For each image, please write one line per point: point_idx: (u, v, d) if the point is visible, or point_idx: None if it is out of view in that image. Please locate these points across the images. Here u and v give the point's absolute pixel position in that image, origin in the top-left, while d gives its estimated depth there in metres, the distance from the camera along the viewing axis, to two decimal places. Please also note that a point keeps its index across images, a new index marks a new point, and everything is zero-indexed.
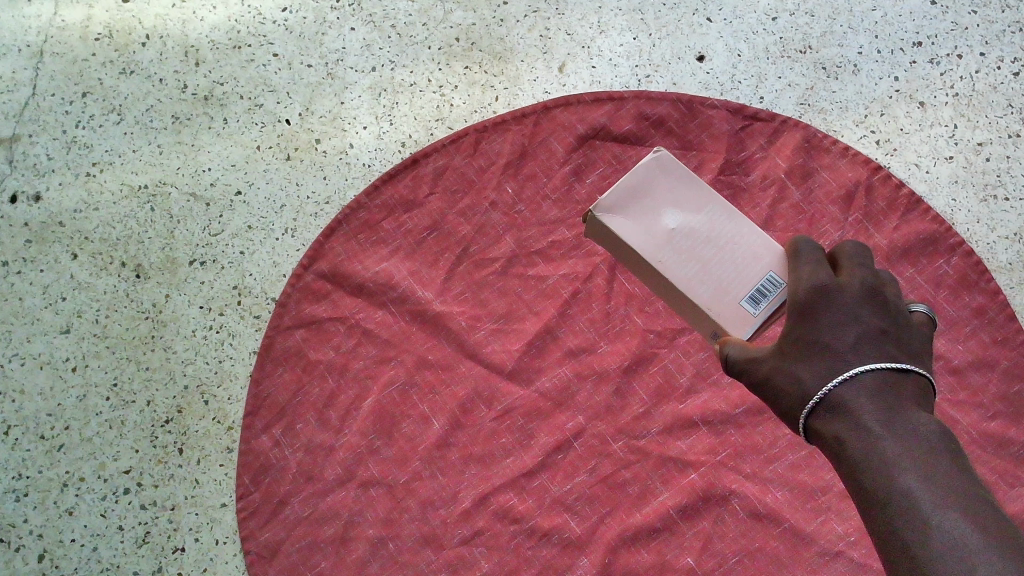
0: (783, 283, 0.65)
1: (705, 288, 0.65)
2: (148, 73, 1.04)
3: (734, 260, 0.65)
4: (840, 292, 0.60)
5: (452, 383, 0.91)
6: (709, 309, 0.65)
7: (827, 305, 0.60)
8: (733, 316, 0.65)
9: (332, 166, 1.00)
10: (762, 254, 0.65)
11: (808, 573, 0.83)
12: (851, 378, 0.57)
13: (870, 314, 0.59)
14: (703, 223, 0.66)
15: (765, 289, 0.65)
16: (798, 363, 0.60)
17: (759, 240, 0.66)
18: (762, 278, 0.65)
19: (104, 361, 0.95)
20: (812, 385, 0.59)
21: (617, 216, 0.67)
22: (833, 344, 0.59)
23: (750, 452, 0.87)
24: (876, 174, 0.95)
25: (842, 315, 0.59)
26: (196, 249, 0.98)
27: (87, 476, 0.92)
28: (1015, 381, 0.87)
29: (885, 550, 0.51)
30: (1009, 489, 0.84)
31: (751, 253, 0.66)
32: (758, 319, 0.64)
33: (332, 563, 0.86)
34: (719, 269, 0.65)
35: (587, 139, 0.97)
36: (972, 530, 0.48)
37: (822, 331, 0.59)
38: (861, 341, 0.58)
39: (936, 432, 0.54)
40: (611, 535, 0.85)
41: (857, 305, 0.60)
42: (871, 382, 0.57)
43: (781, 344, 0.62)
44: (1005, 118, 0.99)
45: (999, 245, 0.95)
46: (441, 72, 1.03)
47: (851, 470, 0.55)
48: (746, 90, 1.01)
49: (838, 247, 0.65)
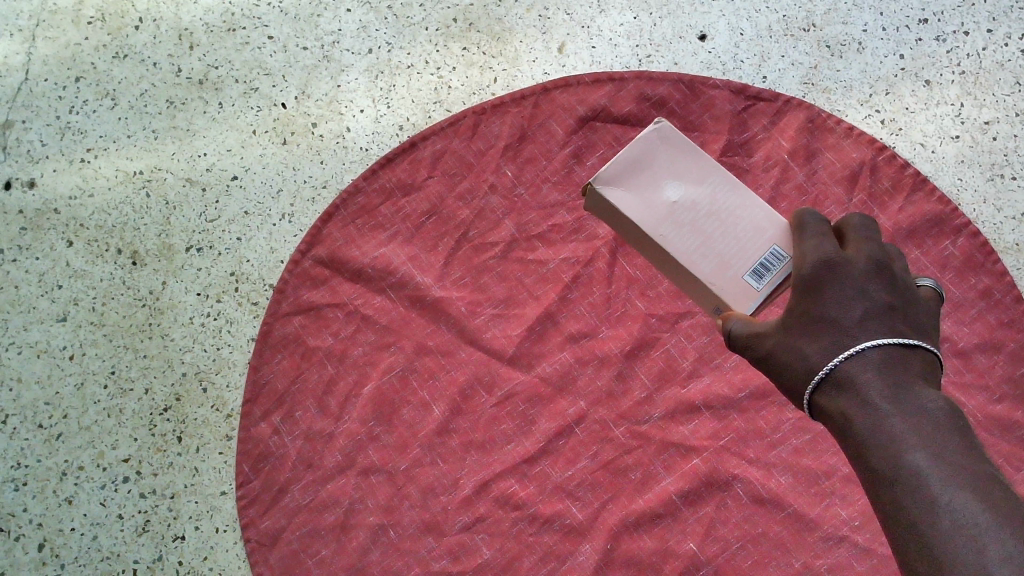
0: (787, 256, 0.64)
1: (707, 262, 0.64)
2: (141, 57, 1.02)
3: (737, 234, 0.64)
4: (847, 266, 0.59)
5: (452, 368, 0.90)
6: (711, 284, 0.64)
7: (833, 279, 0.58)
8: (735, 290, 0.64)
9: (329, 150, 0.99)
10: (766, 227, 0.64)
11: (812, 558, 0.82)
12: (858, 353, 0.56)
13: (877, 288, 0.58)
14: (706, 195, 0.65)
15: (769, 263, 0.64)
16: (803, 339, 0.59)
17: (762, 213, 0.65)
18: (766, 251, 0.64)
19: (102, 349, 0.94)
20: (818, 359, 0.57)
21: (618, 188, 0.65)
22: (840, 318, 0.57)
23: (753, 436, 0.86)
24: (881, 154, 0.93)
25: (849, 289, 0.58)
26: (193, 235, 0.97)
27: (86, 465, 0.91)
28: (1021, 363, 0.86)
29: (891, 529, 0.51)
30: (1015, 472, 0.83)
31: (754, 226, 0.64)
32: (762, 293, 0.64)
33: (333, 550, 0.86)
34: (721, 243, 0.64)
35: (588, 121, 0.95)
36: (981, 510, 0.47)
37: (827, 305, 0.58)
38: (868, 316, 0.57)
39: (944, 408, 0.53)
40: (613, 521, 0.85)
41: (864, 278, 0.58)
42: (878, 356, 0.55)
43: (786, 317, 0.61)
44: (1012, 96, 0.97)
45: (1005, 225, 0.94)
46: (439, 54, 1.02)
47: (857, 448, 0.54)
48: (749, 70, 0.99)
49: (843, 219, 0.64)
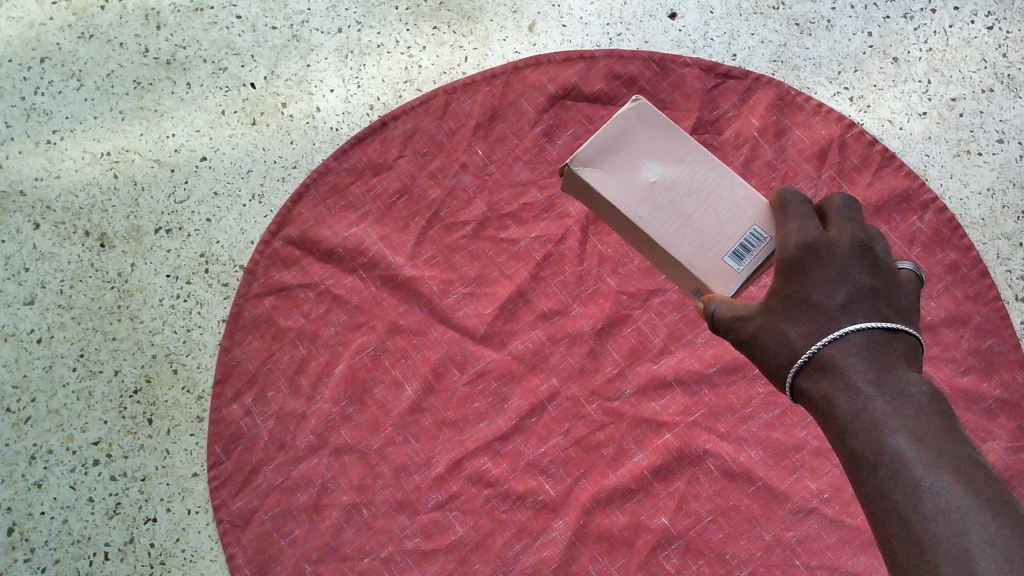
0: (768, 236, 0.64)
1: (687, 244, 0.64)
2: (107, 37, 1.01)
3: (717, 214, 0.64)
4: (832, 248, 0.59)
5: (424, 348, 0.90)
6: (691, 266, 0.64)
7: (817, 261, 0.58)
8: (716, 272, 0.64)
9: (299, 130, 0.98)
10: (746, 208, 0.64)
11: (781, 531, 0.83)
12: (841, 337, 0.56)
13: (861, 272, 0.58)
14: (685, 175, 0.65)
15: (750, 244, 0.64)
16: (787, 322, 0.59)
17: (742, 192, 0.65)
18: (746, 232, 0.64)
19: (70, 332, 0.93)
20: (801, 343, 0.58)
21: (595, 170, 0.65)
22: (822, 302, 0.58)
23: (723, 411, 0.87)
24: (850, 131, 0.94)
25: (831, 273, 0.58)
26: (162, 216, 0.96)
27: (55, 448, 0.90)
28: (987, 336, 0.88)
29: (873, 512, 0.51)
30: (981, 443, 0.85)
31: (733, 205, 0.64)
32: (742, 275, 0.64)
33: (306, 530, 0.86)
34: (701, 223, 0.64)
35: (559, 100, 0.95)
36: (963, 493, 0.48)
37: (810, 288, 0.58)
38: (851, 300, 0.57)
39: (926, 391, 0.54)
40: (586, 497, 0.85)
41: (848, 262, 0.58)
42: (861, 340, 0.56)
43: (769, 300, 0.61)
44: (978, 73, 0.98)
45: (972, 201, 0.94)
46: (409, 33, 1.01)
47: (839, 431, 0.55)
48: (719, 48, 0.99)
49: (825, 199, 0.64)
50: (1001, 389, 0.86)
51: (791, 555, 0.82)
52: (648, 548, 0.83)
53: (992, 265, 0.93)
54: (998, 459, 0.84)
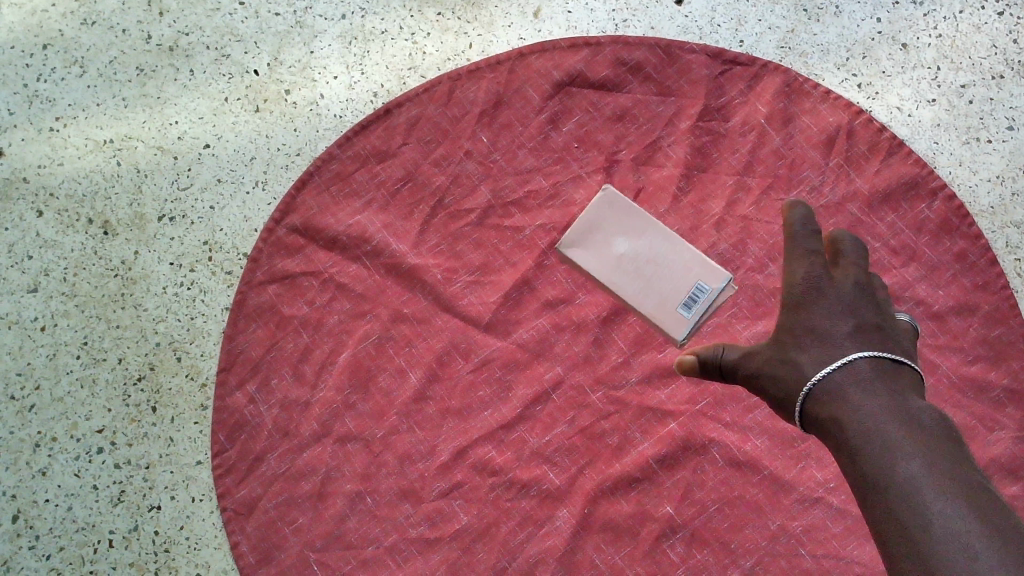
0: (714, 288, 0.77)
1: (649, 300, 0.78)
2: (110, 24, 1.01)
3: (672, 275, 0.78)
4: (836, 284, 0.61)
5: (428, 336, 0.89)
6: (655, 319, 0.78)
7: (823, 297, 0.61)
8: (674, 322, 0.77)
9: (302, 117, 0.98)
10: (694, 267, 0.78)
11: (787, 520, 0.83)
12: (847, 363, 0.57)
13: (865, 309, 0.61)
14: (648, 245, 0.79)
15: (697, 295, 0.77)
16: (795, 350, 0.60)
17: (692, 254, 0.78)
18: (695, 286, 0.77)
19: (74, 320, 0.93)
20: (809, 369, 0.59)
21: (577, 250, 0.80)
22: (829, 330, 0.59)
23: (730, 400, 0.86)
24: (858, 118, 0.93)
25: (837, 306, 0.60)
26: (165, 204, 0.96)
27: (60, 436, 0.90)
28: (995, 325, 0.87)
29: (879, 533, 0.50)
30: (988, 433, 0.85)
31: (682, 266, 0.78)
32: (692, 320, 0.77)
33: (310, 518, 0.85)
34: (659, 283, 0.78)
35: (564, 86, 0.95)
36: (970, 515, 0.47)
37: (817, 317, 0.60)
38: (856, 331, 0.59)
39: (935, 418, 0.53)
40: (590, 486, 0.85)
41: (853, 298, 0.61)
42: (867, 366, 0.57)
43: (776, 334, 0.63)
44: (988, 59, 0.97)
45: (981, 188, 0.94)
46: (413, 19, 1.00)
47: (847, 453, 0.54)
48: (726, 34, 0.98)
49: (834, 237, 0.66)
50: (1009, 378, 0.86)
51: (796, 544, 0.82)
52: (653, 537, 0.83)
53: (1001, 254, 0.92)
54: (1005, 449, 0.84)
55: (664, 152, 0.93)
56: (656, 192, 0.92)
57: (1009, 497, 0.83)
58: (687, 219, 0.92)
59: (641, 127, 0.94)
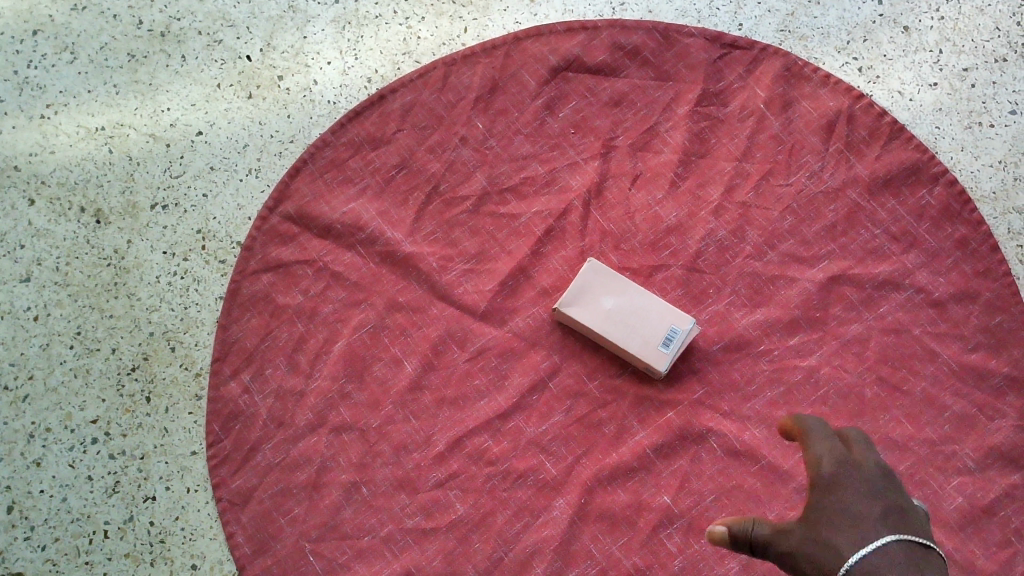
0: (687, 326, 0.83)
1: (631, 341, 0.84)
2: (101, 9, 0.99)
3: (649, 318, 0.84)
4: (859, 467, 0.71)
5: (423, 325, 0.89)
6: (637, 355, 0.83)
7: (848, 475, 0.71)
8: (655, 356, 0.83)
9: (296, 103, 0.96)
10: (668, 313, 0.84)
11: (785, 509, 0.83)
12: (879, 548, 0.66)
13: (887, 490, 0.70)
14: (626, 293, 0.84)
15: (673, 335, 0.83)
16: (835, 537, 0.67)
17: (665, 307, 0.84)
18: (670, 328, 0.83)
19: (67, 310, 0.92)
20: (845, 548, 0.67)
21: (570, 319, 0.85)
22: (862, 511, 0.69)
23: (728, 389, 0.86)
24: (858, 103, 0.92)
25: (866, 488, 0.70)
26: (158, 192, 0.95)
27: (53, 427, 0.90)
28: (996, 312, 0.86)
29: None
30: (988, 422, 0.84)
31: (657, 317, 0.84)
32: (671, 356, 0.83)
33: (306, 508, 0.85)
34: (639, 326, 0.84)
35: (560, 71, 0.94)
36: None
37: (851, 501, 0.69)
38: (885, 514, 0.68)
39: None
40: (588, 476, 0.84)
41: (879, 484, 0.70)
42: (898, 553, 0.65)
43: (810, 527, 0.69)
44: (991, 42, 0.96)
45: (983, 174, 0.92)
46: (408, 3, 0.99)
47: None
48: (725, 17, 0.97)
49: (846, 436, 0.78)
50: (1010, 365, 0.85)
51: None
52: (650, 527, 0.83)
53: (1003, 240, 0.91)
54: (1006, 437, 0.84)
55: (662, 137, 0.92)
56: (654, 178, 0.91)
57: (1008, 485, 0.83)
58: (685, 205, 0.90)
59: (638, 112, 0.93)
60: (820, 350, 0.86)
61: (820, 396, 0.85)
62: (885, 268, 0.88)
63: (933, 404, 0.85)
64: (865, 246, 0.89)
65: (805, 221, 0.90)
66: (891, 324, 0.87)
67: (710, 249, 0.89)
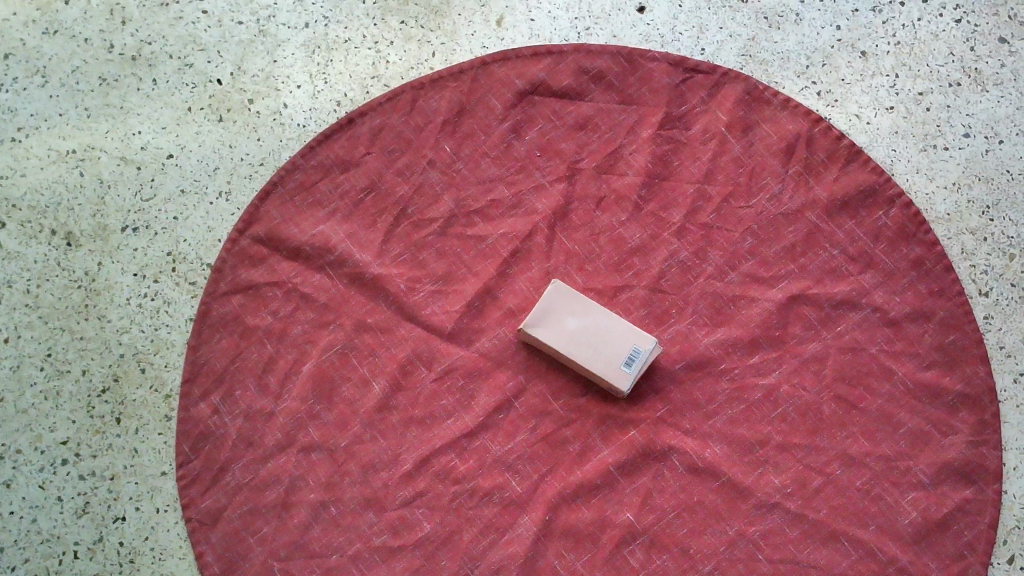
0: (648, 346, 0.85)
1: (594, 362, 0.85)
2: (72, 33, 1.00)
3: (612, 339, 0.86)
4: None
5: (391, 345, 0.90)
6: (601, 375, 0.85)
7: None
8: (617, 377, 0.85)
9: (266, 127, 0.98)
10: (630, 335, 0.85)
11: (745, 525, 0.85)
12: None
13: None
14: (591, 315, 0.86)
15: (635, 355, 0.85)
16: None
17: (628, 328, 0.86)
18: (632, 348, 0.85)
19: (37, 332, 0.93)
20: None
21: (536, 338, 0.86)
22: None
23: (689, 407, 0.88)
24: (817, 126, 0.94)
25: None
26: (129, 215, 0.96)
27: (24, 449, 0.90)
28: (950, 331, 0.89)
29: None
30: (942, 437, 0.86)
31: (619, 337, 0.85)
32: (633, 376, 0.85)
33: (275, 528, 0.86)
34: (602, 347, 0.86)
35: (526, 95, 0.96)
36: None
37: None
38: None
39: None
40: (552, 493, 0.86)
41: None
42: None
43: None
44: (946, 66, 0.98)
45: (938, 195, 0.95)
46: (377, 28, 1.00)
47: None
48: (688, 42, 0.99)
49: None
50: (962, 383, 0.88)
51: (754, 548, 0.84)
52: (613, 543, 0.85)
53: (957, 260, 0.93)
54: (959, 453, 0.86)
55: (626, 160, 0.94)
56: (618, 200, 0.93)
57: (960, 500, 0.85)
58: (649, 227, 0.92)
59: (603, 135, 0.95)
60: (779, 368, 0.88)
61: (780, 413, 0.87)
62: (842, 288, 0.90)
63: (889, 421, 0.87)
64: (823, 266, 0.91)
65: (764, 242, 0.92)
66: (849, 342, 0.89)
67: (672, 269, 0.91)
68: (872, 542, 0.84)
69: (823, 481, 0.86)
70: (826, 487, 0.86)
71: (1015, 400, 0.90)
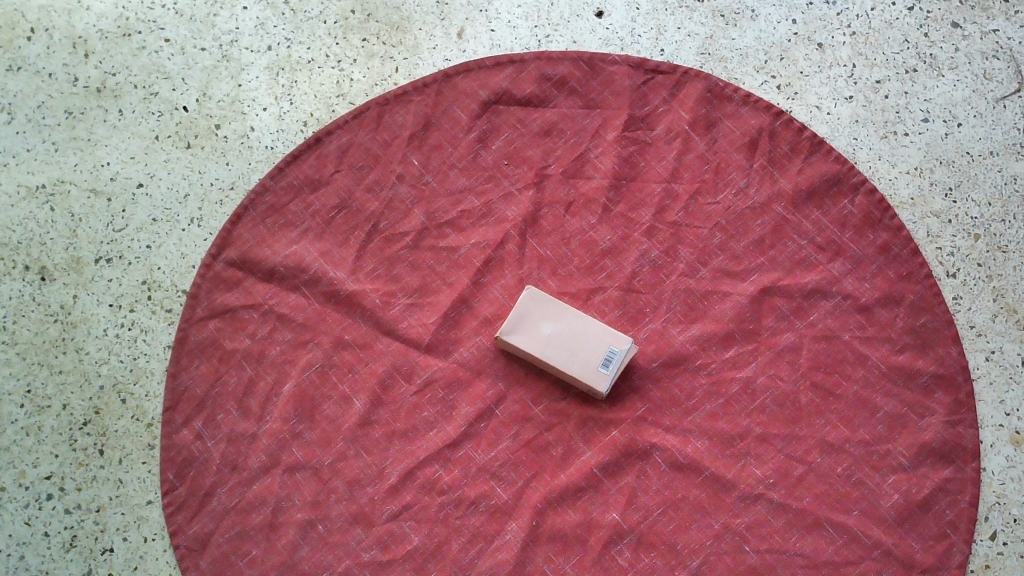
0: (623, 346, 0.86)
1: (572, 365, 0.86)
2: (36, 68, 1.00)
3: (588, 342, 0.86)
4: None
5: (370, 361, 0.91)
6: (580, 378, 0.86)
7: None
8: (596, 378, 0.85)
9: (234, 151, 0.98)
10: (605, 337, 0.86)
11: (729, 518, 0.86)
12: None
13: None
14: (566, 321, 0.87)
15: (611, 356, 0.86)
16: None
17: (603, 330, 0.86)
18: (608, 350, 0.86)
19: (16, 369, 0.93)
20: None
21: (514, 344, 0.87)
22: None
23: (668, 404, 0.88)
24: (779, 119, 0.95)
25: None
26: (101, 246, 0.96)
27: (8, 486, 0.90)
28: (920, 314, 0.90)
29: None
30: (919, 419, 0.87)
31: (595, 339, 0.86)
32: (611, 376, 0.85)
33: (264, 549, 0.86)
34: (579, 350, 0.86)
35: (490, 105, 0.96)
36: None
37: None
38: None
39: None
40: (537, 498, 0.87)
41: None
42: None
43: None
44: (901, 53, 1.00)
45: (901, 180, 0.96)
46: (339, 46, 1.01)
47: None
48: (647, 43, 1.00)
49: None
50: (936, 364, 0.89)
51: (740, 541, 0.85)
52: (600, 544, 0.85)
53: (923, 243, 0.94)
54: (936, 433, 0.87)
55: (593, 163, 0.95)
56: (587, 204, 0.94)
57: (941, 480, 0.86)
58: (618, 228, 0.93)
59: (569, 140, 0.96)
60: (755, 360, 0.89)
61: (757, 405, 0.88)
62: (813, 277, 0.91)
63: (865, 407, 0.88)
64: (792, 257, 0.92)
65: (733, 236, 0.93)
66: (822, 331, 0.90)
67: (644, 269, 0.92)
68: (855, 527, 0.85)
69: (804, 469, 0.87)
70: (807, 475, 0.87)
71: (988, 378, 0.91)
